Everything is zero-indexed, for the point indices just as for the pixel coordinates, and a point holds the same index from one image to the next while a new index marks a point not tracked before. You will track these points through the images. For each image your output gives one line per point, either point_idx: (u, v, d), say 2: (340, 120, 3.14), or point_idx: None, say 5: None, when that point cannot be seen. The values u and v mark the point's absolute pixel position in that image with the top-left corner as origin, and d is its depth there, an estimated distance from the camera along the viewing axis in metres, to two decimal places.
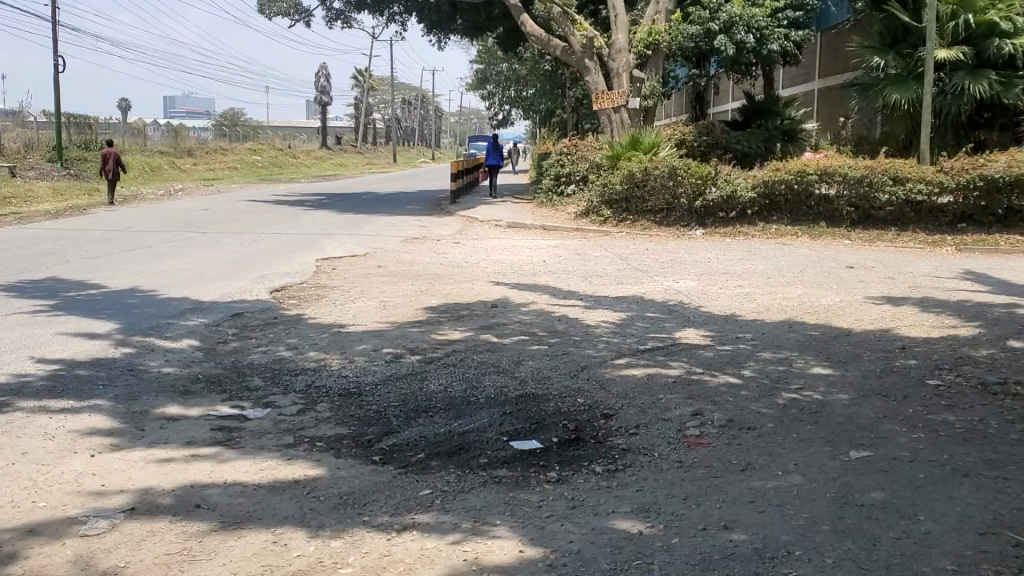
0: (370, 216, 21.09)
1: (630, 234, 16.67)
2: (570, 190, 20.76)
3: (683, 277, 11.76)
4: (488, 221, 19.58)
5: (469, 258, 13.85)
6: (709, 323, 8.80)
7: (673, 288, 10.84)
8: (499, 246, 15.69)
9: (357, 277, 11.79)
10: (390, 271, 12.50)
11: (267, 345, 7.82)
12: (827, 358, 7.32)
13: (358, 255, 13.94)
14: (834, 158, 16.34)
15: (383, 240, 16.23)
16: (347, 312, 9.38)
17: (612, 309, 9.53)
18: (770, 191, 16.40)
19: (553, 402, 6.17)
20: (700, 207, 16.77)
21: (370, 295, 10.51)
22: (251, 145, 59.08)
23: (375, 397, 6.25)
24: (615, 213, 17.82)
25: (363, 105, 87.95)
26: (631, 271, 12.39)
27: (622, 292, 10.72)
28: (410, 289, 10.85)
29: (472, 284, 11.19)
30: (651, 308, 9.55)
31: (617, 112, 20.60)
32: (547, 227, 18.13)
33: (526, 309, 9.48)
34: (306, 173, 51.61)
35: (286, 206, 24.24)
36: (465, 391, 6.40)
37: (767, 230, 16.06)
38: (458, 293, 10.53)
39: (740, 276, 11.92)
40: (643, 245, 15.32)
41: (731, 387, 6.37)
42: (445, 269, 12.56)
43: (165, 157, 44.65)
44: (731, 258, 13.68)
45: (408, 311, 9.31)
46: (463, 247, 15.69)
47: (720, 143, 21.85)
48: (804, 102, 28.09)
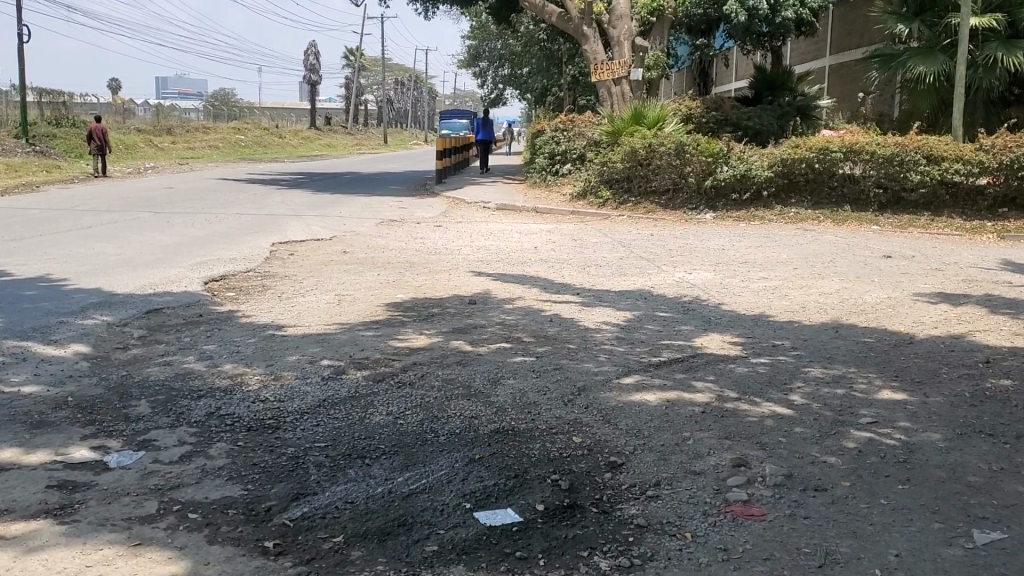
0: (346, 197, 19.36)
1: (632, 218, 14.97)
2: (565, 170, 19.01)
3: (696, 268, 10.08)
4: (475, 203, 17.87)
5: (451, 244, 12.16)
6: (737, 327, 7.10)
7: (686, 282, 9.17)
8: (485, 231, 14.03)
9: (315, 267, 10.11)
10: (357, 259, 10.80)
11: (176, 355, 6.14)
12: (895, 377, 5.62)
13: (323, 240, 12.25)
14: (860, 134, 14.62)
15: (355, 223, 14.54)
16: (292, 310, 7.69)
17: (615, 308, 7.85)
18: (789, 171, 14.72)
19: (540, 441, 4.49)
20: (711, 187, 15.08)
21: (325, 288, 8.81)
22: (237, 125, 57.19)
23: (297, 434, 4.56)
24: (615, 194, 16.13)
25: (354, 86, 85.92)
26: (634, 260, 10.69)
27: (624, 285, 9.03)
28: (374, 281, 9.15)
29: (448, 275, 9.50)
30: (663, 307, 7.86)
31: (617, 84, 18.92)
32: (540, 210, 16.45)
33: (510, 307, 7.79)
34: (293, 154, 49.74)
35: (258, 187, 22.47)
36: (421, 425, 4.71)
37: (785, 214, 14.37)
38: (432, 286, 8.85)
39: (762, 267, 10.24)
40: (646, 230, 13.65)
41: (779, 422, 4.68)
42: (420, 256, 10.87)
43: (143, 136, 42.82)
44: (748, 245, 12.03)
45: (365, 309, 7.61)
46: (445, 231, 14.01)
47: (728, 120, 20.14)
48: (816, 79, 26.35)
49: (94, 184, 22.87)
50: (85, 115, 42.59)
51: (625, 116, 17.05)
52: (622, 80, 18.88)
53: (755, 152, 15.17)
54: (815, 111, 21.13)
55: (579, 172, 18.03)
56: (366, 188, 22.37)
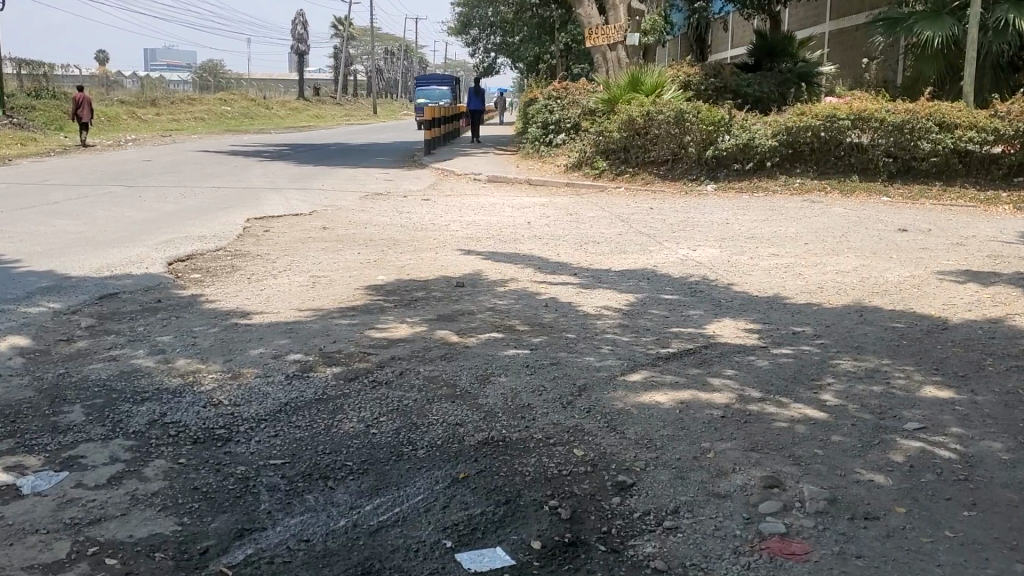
0: (331, 169, 18.61)
1: (629, 190, 14.28)
2: (558, 140, 18.27)
3: (701, 244, 9.41)
4: (465, 175, 17.14)
5: (439, 219, 11.48)
6: (751, 311, 6.45)
7: (690, 259, 8.50)
8: (475, 204, 13.32)
9: (291, 245, 9.42)
10: (339, 235, 10.11)
11: (125, 347, 5.46)
12: (936, 371, 4.97)
13: (303, 215, 11.56)
14: (869, 100, 13.90)
15: (338, 196, 13.82)
16: (260, 294, 7.01)
17: (616, 289, 7.18)
18: (794, 140, 14.01)
19: (536, 455, 3.83)
20: (712, 157, 14.37)
21: (301, 268, 8.13)
22: (223, 96, 56.09)
23: (251, 450, 3.89)
24: (612, 164, 15.42)
25: (344, 56, 84.56)
26: (634, 236, 10.01)
27: (624, 263, 8.37)
28: (355, 260, 8.47)
29: (435, 254, 8.81)
30: (668, 288, 7.19)
31: (613, 50, 18.16)
32: (533, 182, 15.73)
33: (502, 289, 7.12)
34: (280, 126, 48.74)
35: (241, 159, 21.69)
36: (397, 435, 4.05)
37: (790, 184, 13.68)
38: (415, 265, 8.17)
39: (770, 243, 9.57)
40: (646, 203, 12.97)
41: (812, 430, 4.03)
42: (405, 233, 10.17)
43: (126, 107, 41.82)
44: (753, 218, 11.35)
45: (341, 293, 6.93)
46: (433, 205, 13.31)
47: (728, 87, 19.38)
48: (817, 45, 25.54)
49: (70, 156, 22.05)
50: (66, 87, 41.53)
51: (621, 83, 16.31)
52: (618, 46, 18.11)
53: (758, 120, 14.46)
54: (817, 77, 20.37)
55: (574, 142, 17.30)
56: (353, 160, 21.60)
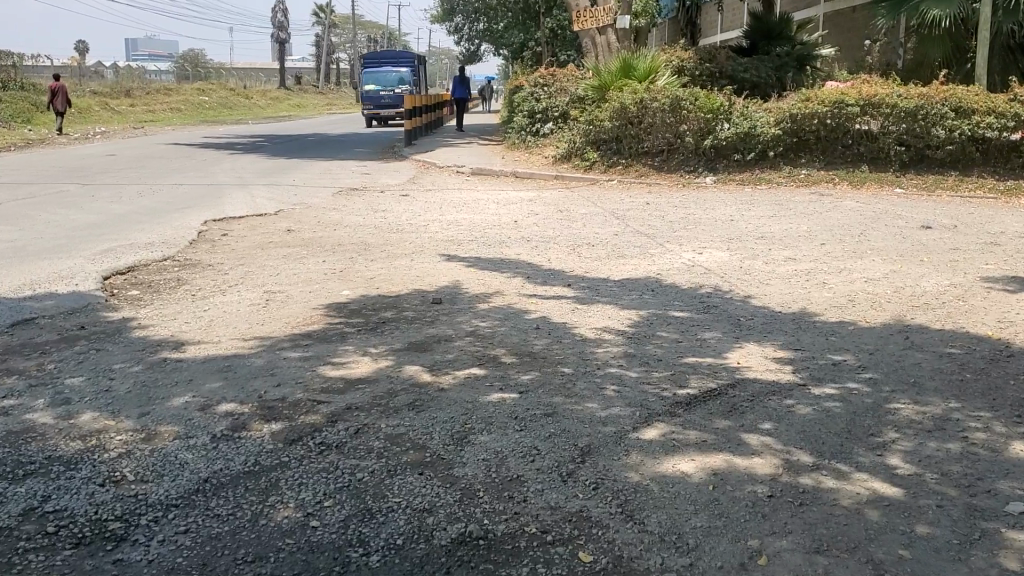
0: (306, 162, 17.58)
1: (623, 183, 13.32)
2: (546, 130, 17.24)
3: (706, 246, 8.45)
4: (448, 168, 16.15)
5: (416, 218, 10.50)
6: (775, 334, 5.49)
7: (698, 265, 7.53)
8: (457, 200, 12.34)
9: (250, 252, 8.42)
10: (304, 239, 9.11)
11: (22, 394, 4.47)
12: (1021, 419, 4.02)
13: (268, 216, 10.56)
14: (878, 84, 12.94)
15: (309, 194, 12.80)
16: (202, 317, 6.02)
17: (617, 305, 6.22)
18: (798, 128, 13.06)
19: (528, 561, 2.86)
20: (710, 148, 13.40)
21: (258, 280, 7.15)
22: (200, 86, 54.79)
23: (147, 560, 2.91)
24: (603, 155, 14.46)
25: (326, 45, 83.18)
26: (632, 237, 9.05)
27: (622, 271, 7.39)
28: (320, 269, 7.49)
29: (409, 261, 7.83)
30: (677, 303, 6.23)
31: (603, 33, 17.16)
32: (519, 174, 14.77)
33: (485, 306, 6.14)
34: (259, 116, 47.46)
35: (211, 152, 20.59)
36: (344, 530, 3.08)
37: (795, 176, 12.74)
38: (387, 276, 7.18)
39: (783, 244, 8.62)
40: (643, 198, 12.01)
41: (889, 518, 3.08)
42: (379, 236, 9.18)
43: (98, 98, 40.52)
44: (758, 214, 10.42)
45: (297, 314, 5.94)
46: (412, 201, 12.33)
47: (723, 72, 18.38)
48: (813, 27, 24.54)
49: (29, 150, 20.91)
50: (35, 79, 40.11)
51: (612, 69, 15.30)
52: (607, 29, 17.09)
53: (760, 107, 13.50)
54: (816, 60, 19.40)
55: (563, 132, 16.30)
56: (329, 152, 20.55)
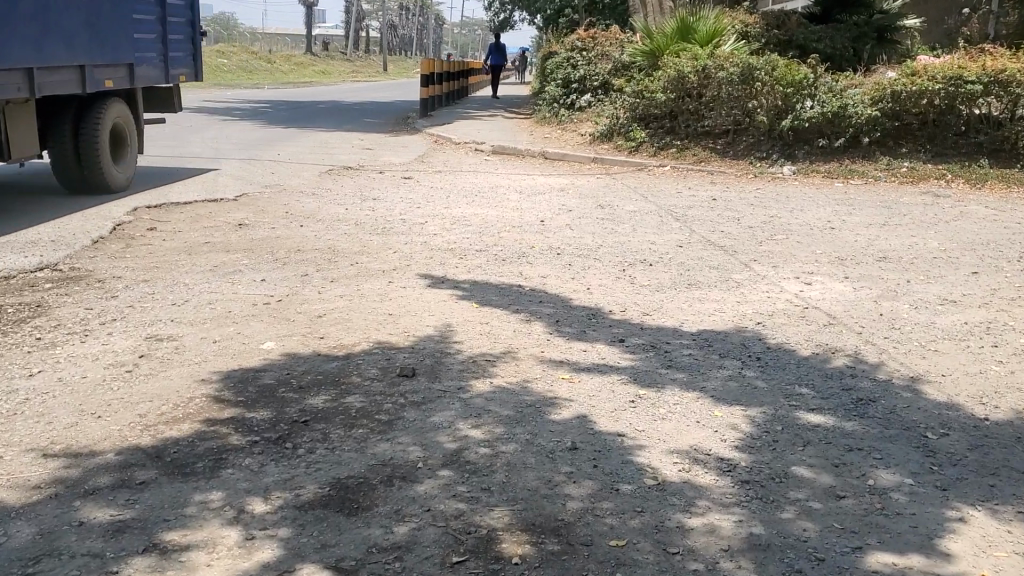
0: (302, 134, 15.17)
1: (677, 172, 10.83)
2: (583, 103, 14.72)
3: (812, 273, 5.98)
4: (466, 144, 13.71)
5: (414, 212, 8.11)
6: (1013, 482, 3.00)
7: (811, 309, 5.06)
8: (472, 187, 9.93)
9: (169, 258, 6.05)
10: (255, 238, 6.73)
11: None
12: None
13: (224, 202, 8.22)
14: (1004, 56, 10.31)
15: (292, 173, 10.40)
16: (12, 392, 3.59)
17: (707, 391, 3.74)
18: (902, 110, 10.44)
19: None
20: (788, 131, 10.84)
21: (148, 311, 4.73)
22: (220, 48, 52.57)
23: None
24: (651, 135, 11.95)
25: (354, 12, 80.62)
26: (705, 251, 6.60)
27: (701, 315, 4.92)
28: (249, 294, 5.06)
29: (388, 285, 5.39)
30: (807, 393, 3.75)
31: None
32: (550, 155, 12.30)
33: (485, 386, 3.69)
34: (280, 81, 45.25)
35: (202, 117, 18.21)
36: None
37: (896, 168, 10.19)
38: (345, 311, 4.74)
39: (920, 271, 6.12)
40: (705, 191, 9.57)
41: None
42: (359, 238, 6.77)
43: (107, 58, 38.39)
44: (863, 221, 7.92)
45: (162, 403, 3.49)
46: (416, 187, 9.94)
47: (793, 41, 15.73)
48: None
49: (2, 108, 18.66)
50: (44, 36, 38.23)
51: (667, 31, 12.75)
52: None
53: (853, 81, 10.93)
54: (900, 31, 16.68)
55: (604, 105, 13.82)
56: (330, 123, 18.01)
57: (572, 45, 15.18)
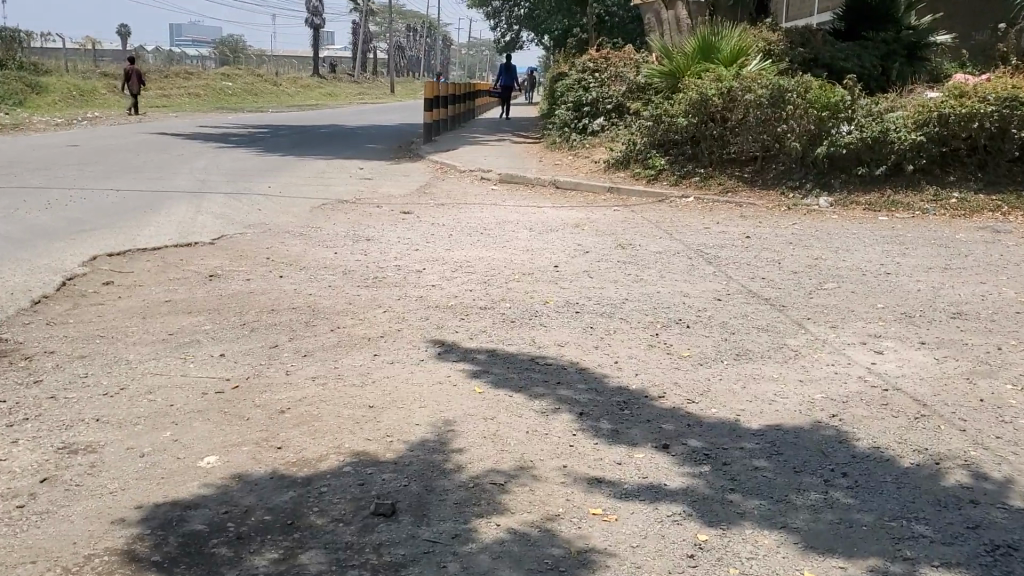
0: (299, 162, 14.32)
1: (702, 203, 9.91)
2: (596, 127, 13.84)
3: (882, 337, 5.03)
4: (471, 173, 12.82)
5: (411, 255, 7.20)
6: None
7: (895, 393, 4.10)
8: (477, 223, 9.01)
9: (117, 322, 5.15)
10: (224, 293, 5.81)
11: None
12: None
13: (198, 246, 7.32)
14: None
15: (281, 209, 9.50)
16: None
17: (789, 535, 2.78)
18: (950, 135, 9.49)
19: None
20: (823, 158, 9.91)
21: (70, 406, 3.81)
22: (225, 71, 51.99)
23: None
24: (672, 162, 11.04)
25: (360, 33, 80.20)
26: (748, 307, 5.65)
27: (758, 404, 3.97)
28: (200, 378, 4.13)
29: (374, 359, 4.44)
30: (925, 537, 2.79)
31: (670, 8, 13.84)
32: (562, 185, 11.39)
33: (492, 532, 2.73)
34: (284, 104, 44.64)
35: (196, 144, 17.38)
36: None
37: (945, 199, 9.24)
38: (315, 403, 3.79)
39: (1008, 331, 5.16)
40: (736, 227, 8.64)
41: None
42: (345, 292, 5.84)
43: (108, 82, 37.75)
44: (921, 265, 6.97)
45: (47, 567, 2.55)
46: (415, 223, 9.03)
47: (818, 59, 14.82)
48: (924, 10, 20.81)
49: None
50: (44, 61, 37.74)
51: (687, 51, 11.85)
52: (677, 2, 13.75)
53: (893, 103, 10.01)
54: (931, 47, 15.77)
55: (619, 130, 12.94)
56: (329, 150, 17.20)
57: (584, 66, 14.33)
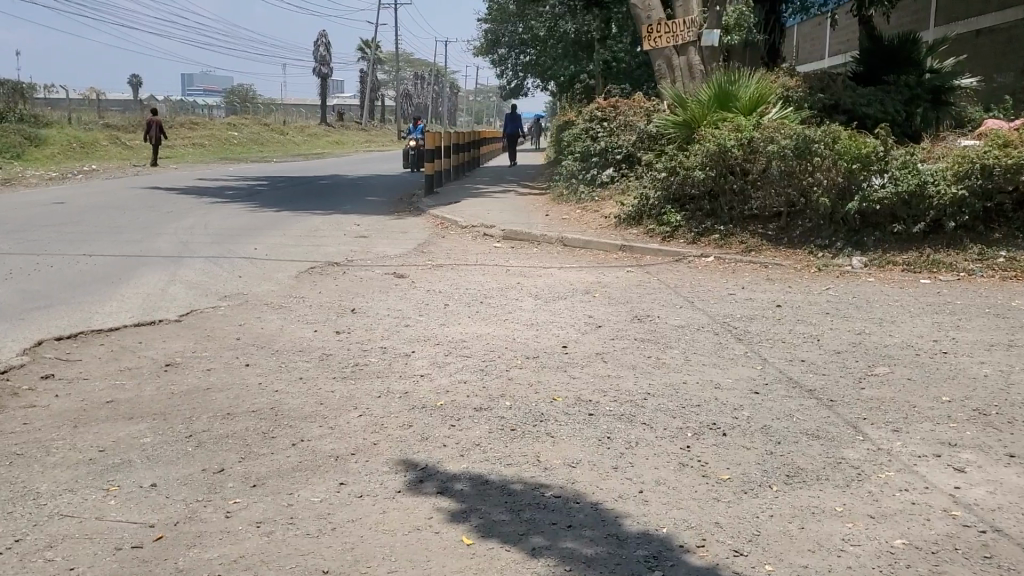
0: (293, 218, 13.59)
1: (723, 264, 9.09)
2: (605, 179, 13.10)
3: (959, 447, 4.17)
4: (474, 228, 12.06)
5: (400, 333, 6.38)
6: None
7: (996, 538, 3.22)
8: (477, 289, 8.20)
9: (42, 434, 4.34)
10: (175, 391, 4.99)
11: None
12: None
13: (161, 327, 6.54)
14: None
15: (264, 274, 8.73)
16: None
17: None
18: (995, 188, 8.68)
19: None
20: (854, 214, 9.12)
21: None
22: (230, 120, 51.80)
23: None
24: (688, 218, 10.25)
25: (367, 81, 80.38)
26: (788, 403, 4.80)
27: (823, 558, 3.10)
28: (118, 526, 3.30)
29: (342, 487, 3.60)
30: None
31: (682, 54, 13.21)
32: (571, 243, 10.60)
33: None
34: (289, 153, 44.24)
35: (189, 199, 16.70)
36: None
37: (991, 258, 8.43)
38: (258, 567, 2.94)
39: None
40: (764, 292, 7.82)
41: None
42: (317, 385, 5.00)
43: (110, 133, 37.40)
44: (982, 339, 6.11)
45: None
46: (409, 290, 8.23)
47: (839, 105, 14.07)
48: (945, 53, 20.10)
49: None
50: (47, 113, 37.44)
51: (702, 99, 11.12)
52: (689, 47, 13.12)
53: (929, 154, 9.23)
54: (956, 91, 15.04)
55: (630, 182, 12.19)
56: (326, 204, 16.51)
57: (593, 115, 13.66)
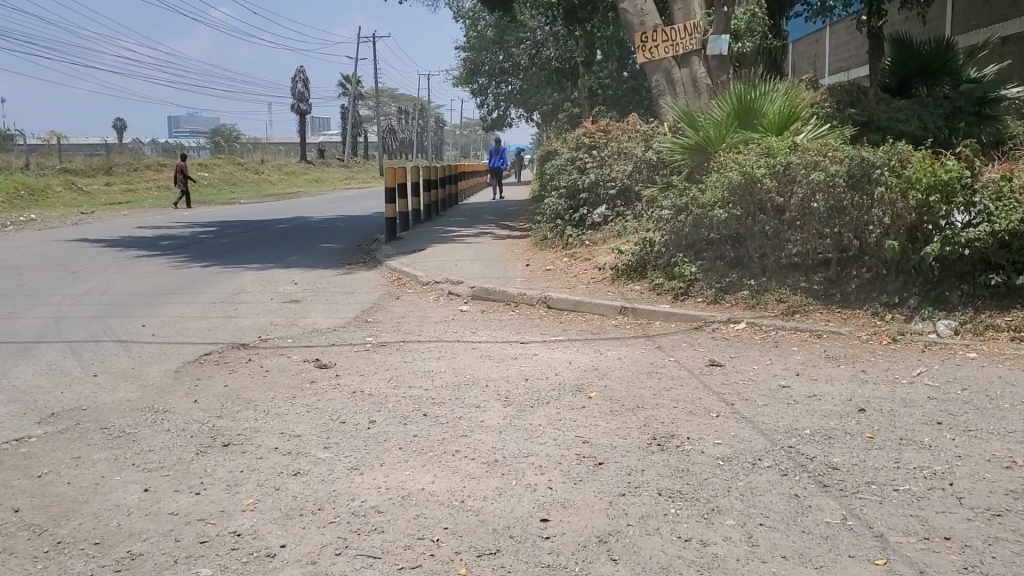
0: (220, 275, 11.19)
1: (762, 333, 6.77)
2: (597, 218, 10.79)
3: None
4: (437, 285, 9.71)
5: (284, 484, 4.01)
6: None
7: None
8: (424, 383, 5.83)
9: None
10: None
11: None
12: None
13: None
14: None
15: (135, 369, 6.33)
16: None
17: None
18: None
19: None
20: (932, 262, 6.81)
21: None
22: (203, 161, 49.51)
23: None
24: (706, 269, 7.92)
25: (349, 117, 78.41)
26: None
27: None
28: None
29: None
30: None
31: (685, 66, 10.99)
32: (556, 305, 8.23)
33: None
34: (260, 194, 41.92)
35: (111, 253, 14.28)
36: None
37: None
38: None
39: None
40: (830, 383, 5.47)
41: None
42: None
43: (66, 179, 35.01)
44: None
45: None
46: (328, 387, 5.85)
47: (871, 122, 11.82)
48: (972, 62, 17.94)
49: None
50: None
51: (716, 118, 8.86)
52: (692, 57, 10.90)
53: None
54: (1002, 103, 12.79)
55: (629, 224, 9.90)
56: None
57: (581, 145, 11.41)
